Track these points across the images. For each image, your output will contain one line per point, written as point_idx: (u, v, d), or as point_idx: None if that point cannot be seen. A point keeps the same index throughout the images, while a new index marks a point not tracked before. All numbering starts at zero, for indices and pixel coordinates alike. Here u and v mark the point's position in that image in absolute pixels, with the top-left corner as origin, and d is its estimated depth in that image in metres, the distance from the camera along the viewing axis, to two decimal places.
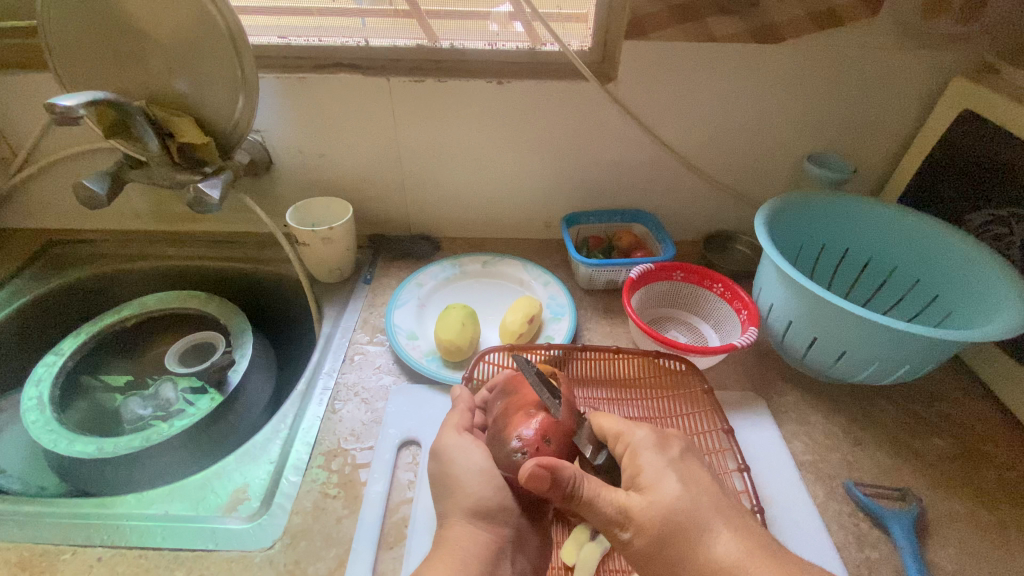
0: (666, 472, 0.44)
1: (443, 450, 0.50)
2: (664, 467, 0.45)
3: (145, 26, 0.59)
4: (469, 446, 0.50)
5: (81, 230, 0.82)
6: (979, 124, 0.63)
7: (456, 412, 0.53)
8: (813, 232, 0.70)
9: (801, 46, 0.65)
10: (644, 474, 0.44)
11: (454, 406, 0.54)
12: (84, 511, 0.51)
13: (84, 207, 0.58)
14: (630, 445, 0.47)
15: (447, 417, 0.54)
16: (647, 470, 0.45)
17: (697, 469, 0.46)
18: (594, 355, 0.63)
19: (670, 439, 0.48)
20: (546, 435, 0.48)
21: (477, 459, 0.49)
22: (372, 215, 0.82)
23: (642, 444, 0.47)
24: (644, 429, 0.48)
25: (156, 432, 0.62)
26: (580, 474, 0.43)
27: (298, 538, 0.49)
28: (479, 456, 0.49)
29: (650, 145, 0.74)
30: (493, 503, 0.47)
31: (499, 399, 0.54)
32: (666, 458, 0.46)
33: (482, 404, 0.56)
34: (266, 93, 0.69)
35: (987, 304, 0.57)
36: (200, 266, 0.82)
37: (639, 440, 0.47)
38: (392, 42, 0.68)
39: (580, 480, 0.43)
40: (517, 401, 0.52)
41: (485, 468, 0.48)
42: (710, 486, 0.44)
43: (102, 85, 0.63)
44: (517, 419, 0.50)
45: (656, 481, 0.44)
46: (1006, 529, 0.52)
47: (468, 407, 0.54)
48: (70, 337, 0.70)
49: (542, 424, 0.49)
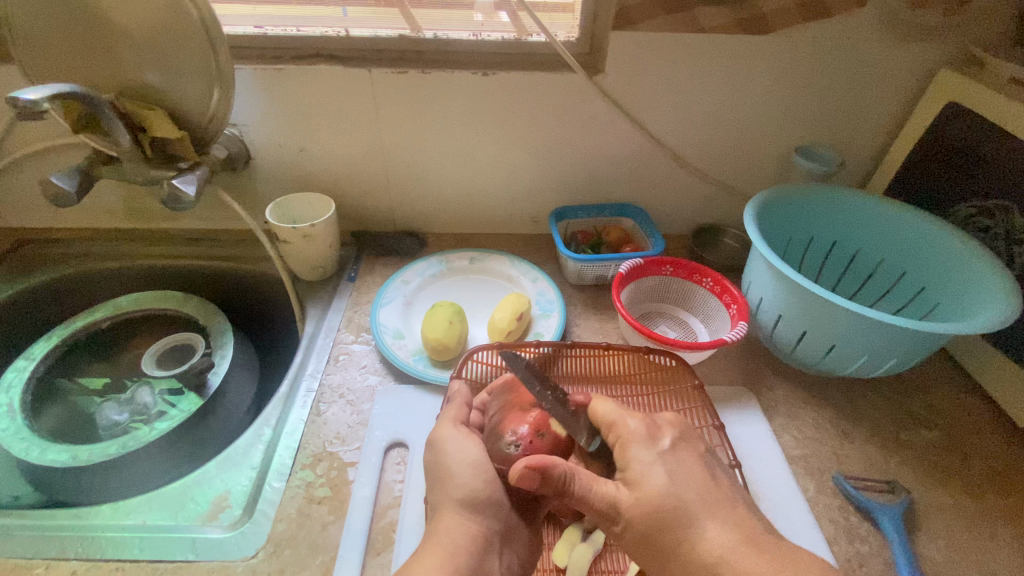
0: (654, 466, 0.43)
1: (437, 439, 0.49)
2: (653, 460, 0.43)
3: (114, 16, 0.56)
4: (463, 440, 0.49)
5: (49, 229, 0.79)
6: (965, 116, 0.63)
7: (451, 405, 0.52)
8: (801, 225, 0.70)
9: (790, 37, 0.64)
10: (632, 468, 0.43)
11: (450, 401, 0.53)
12: (57, 522, 0.49)
13: (52, 204, 0.56)
14: (620, 437, 0.45)
15: (443, 411, 0.52)
16: (636, 464, 0.43)
17: (688, 460, 0.44)
18: (589, 353, 0.62)
19: (661, 428, 0.46)
20: (541, 429, 0.49)
21: (467, 451, 0.48)
22: (356, 211, 0.80)
23: (632, 437, 0.45)
24: (635, 418, 0.46)
25: (133, 438, 0.60)
26: (572, 471, 0.42)
27: (283, 546, 0.47)
28: (473, 449, 0.48)
29: (638, 138, 0.73)
30: (484, 505, 0.46)
31: (498, 393, 0.54)
32: (656, 451, 0.44)
33: (480, 400, 0.54)
34: (243, 85, 0.66)
35: (974, 296, 0.56)
36: (177, 265, 0.79)
37: (629, 431, 0.45)
38: (373, 32, 0.66)
39: (574, 473, 0.42)
40: (514, 398, 0.52)
41: (479, 462, 0.48)
42: (700, 477, 0.43)
43: (66, 76, 0.60)
44: (514, 413, 0.50)
45: (643, 473, 0.42)
46: (993, 521, 0.52)
47: (463, 403, 0.53)
48: (41, 341, 0.67)
49: (541, 419, 0.49)
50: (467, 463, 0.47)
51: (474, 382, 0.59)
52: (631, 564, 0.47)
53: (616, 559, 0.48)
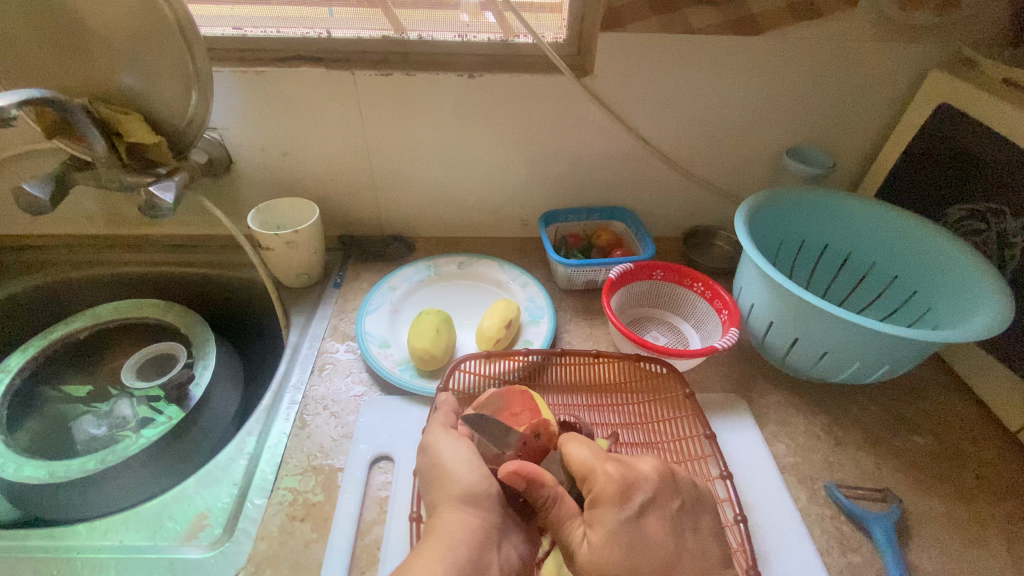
0: (614, 535, 0.40)
1: (429, 444, 0.48)
2: (617, 530, 0.40)
3: (85, 18, 0.54)
4: (455, 443, 0.47)
5: (26, 236, 0.77)
6: (957, 118, 0.62)
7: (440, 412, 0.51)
8: (792, 228, 0.69)
9: (781, 39, 0.63)
10: (596, 531, 0.41)
11: (437, 408, 0.52)
12: (32, 544, 0.47)
13: (26, 213, 0.53)
14: (593, 492, 0.43)
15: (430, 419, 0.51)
16: (600, 528, 0.41)
17: (652, 527, 0.41)
18: (583, 360, 0.61)
19: (637, 484, 0.43)
20: (538, 431, 0.50)
21: (461, 449, 0.47)
22: (343, 216, 0.78)
23: (603, 496, 0.42)
24: (611, 471, 0.43)
25: (113, 452, 0.59)
26: (555, 500, 0.42)
27: (264, 566, 0.46)
28: (466, 450, 0.47)
29: (628, 141, 0.72)
30: (484, 503, 0.43)
31: (489, 408, 0.53)
32: (622, 516, 0.41)
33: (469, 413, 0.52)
34: (222, 87, 0.64)
35: (966, 300, 0.56)
36: (160, 272, 0.78)
37: (600, 490, 0.42)
38: (357, 33, 0.64)
39: (552, 505, 0.42)
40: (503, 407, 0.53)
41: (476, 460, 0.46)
42: (663, 548, 0.40)
43: (37, 81, 0.58)
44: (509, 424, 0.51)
45: (604, 537, 0.40)
46: (985, 529, 0.52)
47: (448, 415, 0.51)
48: (17, 352, 0.66)
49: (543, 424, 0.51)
50: (462, 467, 0.45)
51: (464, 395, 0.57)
52: None
53: None
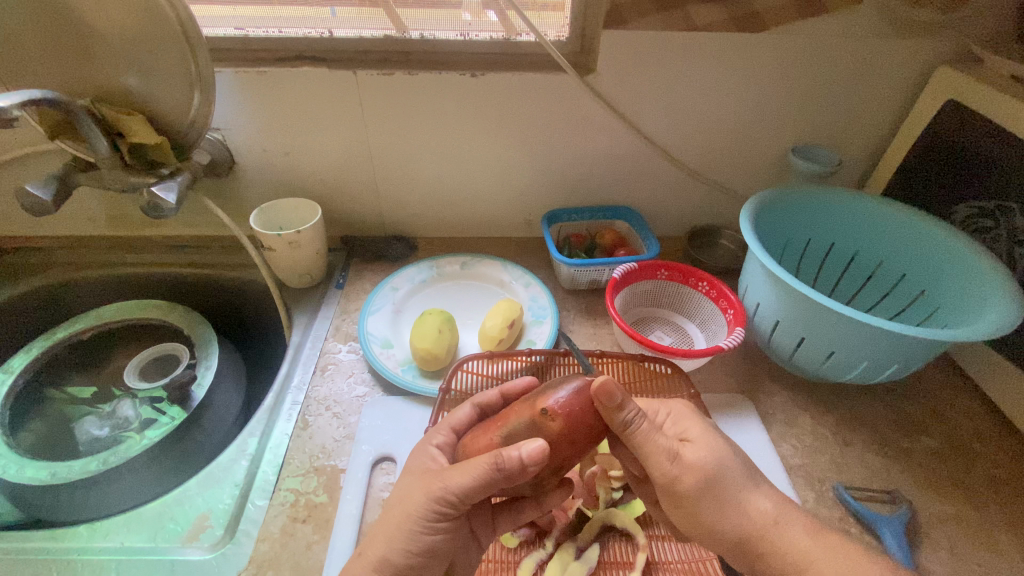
0: (709, 437, 0.44)
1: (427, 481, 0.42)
2: (709, 432, 0.44)
3: (89, 18, 0.54)
4: (460, 473, 0.40)
5: (31, 236, 0.77)
6: (965, 114, 0.61)
7: (470, 473, 0.40)
8: (798, 227, 0.68)
9: (785, 35, 0.62)
10: (688, 432, 0.44)
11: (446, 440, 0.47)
12: (32, 545, 0.47)
13: (29, 214, 0.53)
14: (670, 414, 0.46)
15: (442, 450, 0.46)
16: (691, 432, 0.44)
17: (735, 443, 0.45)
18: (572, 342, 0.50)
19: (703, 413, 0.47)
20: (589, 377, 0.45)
21: (466, 481, 0.40)
22: (345, 216, 0.78)
23: (682, 414, 0.46)
24: (676, 403, 0.47)
25: (115, 453, 0.58)
26: (636, 416, 0.42)
27: (265, 568, 0.46)
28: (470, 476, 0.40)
29: (631, 139, 0.71)
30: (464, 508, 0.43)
31: (486, 427, 0.45)
32: (705, 425, 0.45)
33: (473, 438, 0.45)
34: (224, 88, 0.64)
35: (975, 299, 0.55)
36: (162, 273, 0.78)
37: (676, 411, 0.46)
38: (358, 33, 0.64)
39: (636, 421, 0.42)
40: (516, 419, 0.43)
41: (477, 488, 0.40)
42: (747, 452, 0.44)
43: (41, 82, 0.58)
44: (530, 418, 0.42)
45: (700, 440, 0.43)
46: (995, 530, 0.51)
47: (489, 460, 0.39)
48: (19, 354, 0.66)
49: (565, 401, 0.42)
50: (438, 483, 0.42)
51: (452, 423, 0.48)
52: (637, 558, 0.48)
53: (621, 552, 0.50)
